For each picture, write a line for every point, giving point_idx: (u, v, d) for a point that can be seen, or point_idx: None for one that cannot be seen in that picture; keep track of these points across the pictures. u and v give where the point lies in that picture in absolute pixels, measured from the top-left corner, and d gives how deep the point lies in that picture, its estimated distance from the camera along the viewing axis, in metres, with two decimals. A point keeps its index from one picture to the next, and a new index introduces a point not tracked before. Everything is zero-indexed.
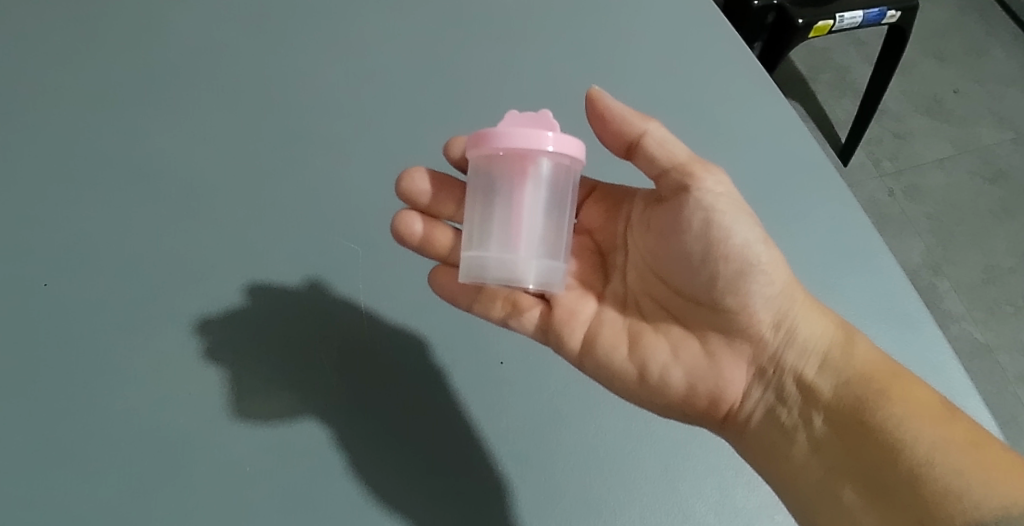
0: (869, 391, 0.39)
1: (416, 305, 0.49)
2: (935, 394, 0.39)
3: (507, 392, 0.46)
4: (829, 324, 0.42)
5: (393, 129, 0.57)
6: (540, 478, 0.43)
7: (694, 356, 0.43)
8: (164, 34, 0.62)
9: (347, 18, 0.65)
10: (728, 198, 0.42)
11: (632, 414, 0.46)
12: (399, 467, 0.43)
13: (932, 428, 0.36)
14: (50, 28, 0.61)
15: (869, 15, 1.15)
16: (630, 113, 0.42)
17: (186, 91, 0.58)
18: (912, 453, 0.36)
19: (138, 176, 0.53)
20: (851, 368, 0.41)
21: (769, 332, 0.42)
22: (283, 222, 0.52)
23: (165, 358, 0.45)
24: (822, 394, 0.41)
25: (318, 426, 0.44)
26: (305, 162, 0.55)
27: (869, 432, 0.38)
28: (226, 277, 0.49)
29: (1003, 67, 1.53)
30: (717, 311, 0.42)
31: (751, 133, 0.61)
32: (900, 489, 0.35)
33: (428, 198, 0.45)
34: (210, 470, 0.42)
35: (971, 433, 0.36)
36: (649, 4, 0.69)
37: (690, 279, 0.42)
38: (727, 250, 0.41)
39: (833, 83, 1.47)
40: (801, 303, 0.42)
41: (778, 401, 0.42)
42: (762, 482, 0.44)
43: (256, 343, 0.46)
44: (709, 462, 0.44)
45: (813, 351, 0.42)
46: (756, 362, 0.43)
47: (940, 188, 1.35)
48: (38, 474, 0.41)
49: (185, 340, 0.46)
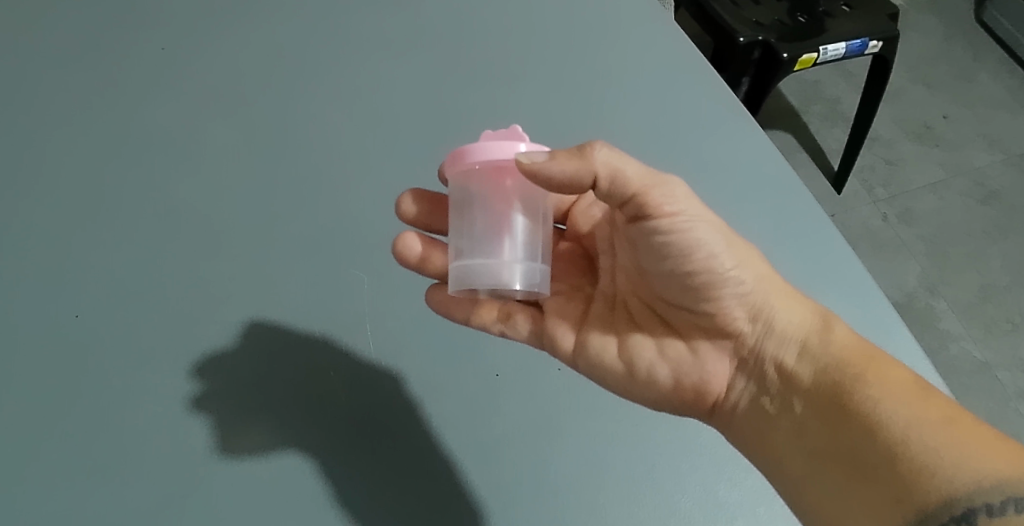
0: (845, 376, 0.41)
1: (418, 324, 0.52)
2: (911, 374, 0.41)
3: (502, 402, 0.48)
4: (806, 313, 0.45)
5: (397, 161, 0.61)
6: (537, 487, 0.45)
7: (679, 354, 0.46)
8: (181, 80, 0.67)
9: (354, 60, 0.69)
10: (689, 211, 0.41)
11: (623, 417, 0.48)
12: (401, 478, 0.46)
13: (907, 404, 0.38)
14: (78, 76, 0.66)
15: (852, 47, 1.20)
16: (570, 168, 0.36)
17: (201, 133, 0.63)
18: (890, 431, 0.38)
19: (158, 212, 0.57)
20: (829, 354, 0.43)
21: (748, 327, 0.45)
22: (294, 251, 0.55)
23: (184, 379, 0.48)
24: (801, 380, 0.43)
25: (324, 446, 0.46)
26: (315, 195, 0.59)
27: (849, 413, 0.40)
28: (241, 306, 0.52)
29: (990, 91, 1.58)
30: (694, 312, 0.45)
31: (735, 155, 0.65)
32: (880, 465, 0.37)
33: (421, 217, 0.49)
34: (226, 490, 0.44)
35: (946, 409, 0.38)
36: (637, 39, 0.74)
37: (665, 286, 0.45)
38: (692, 263, 0.42)
39: (822, 114, 1.52)
40: (777, 295, 0.45)
41: (760, 390, 0.44)
42: (745, 477, 0.46)
43: (262, 357, 0.50)
44: (693, 461, 0.47)
45: (791, 339, 0.44)
46: (737, 354, 0.46)
47: (932, 209, 1.39)
48: (67, 492, 0.44)
49: (202, 362, 0.49)
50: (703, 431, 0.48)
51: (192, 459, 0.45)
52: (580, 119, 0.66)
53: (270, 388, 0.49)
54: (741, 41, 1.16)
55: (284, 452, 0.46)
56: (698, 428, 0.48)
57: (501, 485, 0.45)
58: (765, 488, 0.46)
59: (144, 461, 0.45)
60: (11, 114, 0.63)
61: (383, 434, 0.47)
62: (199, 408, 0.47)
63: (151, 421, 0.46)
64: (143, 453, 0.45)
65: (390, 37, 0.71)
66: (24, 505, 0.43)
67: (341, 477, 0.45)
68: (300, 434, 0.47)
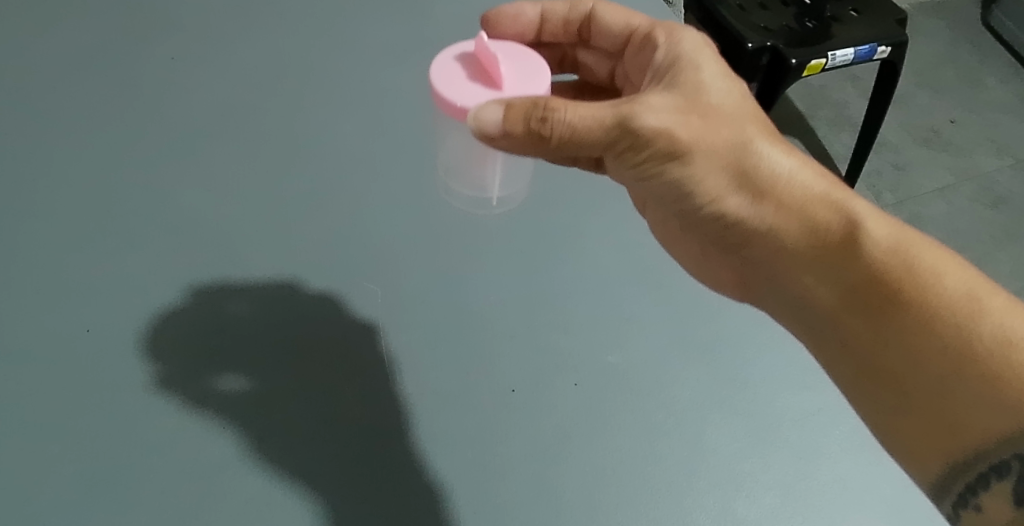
0: (873, 297, 0.37)
1: (429, 336, 0.50)
2: (967, 281, 0.36)
3: (513, 419, 0.46)
4: (822, 216, 0.39)
5: (410, 170, 0.61)
6: (548, 501, 0.43)
7: (701, 250, 0.47)
8: (190, 84, 0.66)
9: (366, 67, 0.69)
10: (656, 129, 0.38)
11: (636, 429, 0.46)
12: (407, 494, 0.43)
13: (950, 324, 0.34)
14: (82, 78, 0.65)
15: (861, 53, 1.20)
16: (509, 130, 0.36)
17: (210, 139, 0.62)
18: (929, 360, 0.34)
19: (167, 219, 0.56)
20: (851, 270, 0.38)
21: (754, 237, 0.41)
22: (304, 260, 0.54)
23: (176, 385, 0.46)
24: (819, 295, 0.39)
25: (323, 455, 0.44)
26: (327, 202, 0.58)
27: (878, 336, 0.36)
28: (244, 314, 0.50)
29: (998, 95, 1.57)
30: (699, 223, 0.43)
31: None
32: (917, 394, 0.34)
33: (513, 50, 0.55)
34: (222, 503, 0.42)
35: (997, 331, 0.33)
36: None
37: (663, 198, 0.43)
38: (673, 182, 0.40)
39: (830, 119, 1.52)
40: (785, 197, 0.40)
41: (783, 297, 0.42)
42: (763, 494, 0.43)
43: (266, 352, 0.49)
44: (708, 478, 0.44)
45: (801, 250, 0.40)
46: (750, 260, 0.43)
47: (941, 215, 1.38)
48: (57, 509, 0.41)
49: (187, 362, 0.47)
50: (720, 448, 0.45)
51: (185, 466, 0.43)
52: None
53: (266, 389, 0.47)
54: (750, 47, 1.16)
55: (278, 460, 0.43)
56: (717, 445, 0.45)
57: (512, 504, 0.42)
58: (784, 507, 0.43)
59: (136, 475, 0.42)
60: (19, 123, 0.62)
61: (380, 446, 0.45)
62: (195, 392, 0.46)
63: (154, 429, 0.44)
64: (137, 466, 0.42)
65: (401, 44, 0.71)
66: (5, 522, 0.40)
67: (334, 489, 0.42)
68: (294, 437, 0.44)
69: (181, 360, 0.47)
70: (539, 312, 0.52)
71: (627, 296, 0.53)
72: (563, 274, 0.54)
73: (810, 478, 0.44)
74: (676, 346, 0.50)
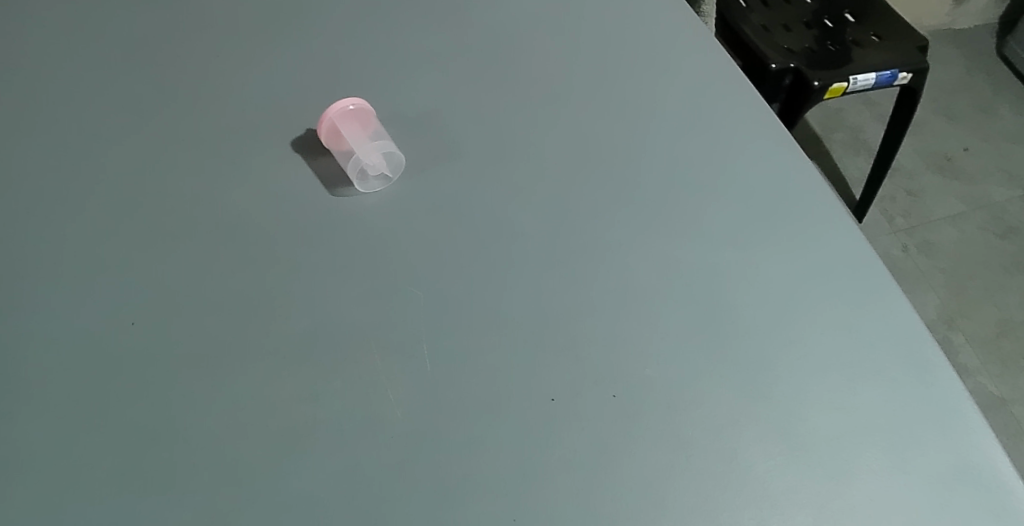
0: None
1: (473, 342, 0.51)
2: None
3: (556, 427, 0.47)
4: None
5: (451, 177, 0.62)
6: (591, 507, 0.44)
7: None
8: (235, 90, 0.68)
9: (406, 73, 0.70)
10: None
11: (674, 442, 0.47)
12: (449, 498, 0.44)
13: None
14: (136, 84, 0.68)
15: (882, 78, 1.21)
16: None
17: (255, 144, 0.63)
18: None
19: (216, 221, 0.58)
20: None
21: None
22: (349, 263, 0.56)
23: (236, 386, 0.49)
24: None
25: (376, 454, 0.46)
26: (371, 206, 0.59)
27: None
28: (293, 317, 0.52)
29: (1010, 123, 1.60)
30: None
31: (788, 169, 0.63)
32: None
33: None
34: (282, 497, 0.44)
35: None
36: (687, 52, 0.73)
37: None
38: None
39: (846, 142, 1.54)
40: None
41: None
42: (796, 512, 0.45)
43: (314, 352, 0.51)
44: (745, 495, 0.45)
45: None
46: None
47: (951, 242, 1.43)
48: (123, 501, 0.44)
49: (243, 366, 0.50)
50: (757, 465, 0.46)
51: (246, 461, 0.45)
52: (633, 139, 0.66)
53: (316, 389, 0.49)
54: (774, 67, 1.17)
55: (331, 457, 0.46)
56: (751, 462, 0.46)
57: (555, 506, 0.44)
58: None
59: (197, 471, 0.45)
60: (72, 124, 0.64)
61: (465, 449, 0.46)
62: (253, 390, 0.49)
63: (212, 426, 0.47)
64: (201, 464, 0.45)
65: (443, 51, 0.72)
66: (78, 518, 0.43)
67: (391, 485, 0.45)
68: (346, 441, 0.46)
69: (248, 351, 0.51)
70: (577, 323, 0.53)
71: (661, 311, 0.54)
72: (600, 285, 0.55)
73: (840, 497, 0.45)
74: (710, 362, 0.51)
